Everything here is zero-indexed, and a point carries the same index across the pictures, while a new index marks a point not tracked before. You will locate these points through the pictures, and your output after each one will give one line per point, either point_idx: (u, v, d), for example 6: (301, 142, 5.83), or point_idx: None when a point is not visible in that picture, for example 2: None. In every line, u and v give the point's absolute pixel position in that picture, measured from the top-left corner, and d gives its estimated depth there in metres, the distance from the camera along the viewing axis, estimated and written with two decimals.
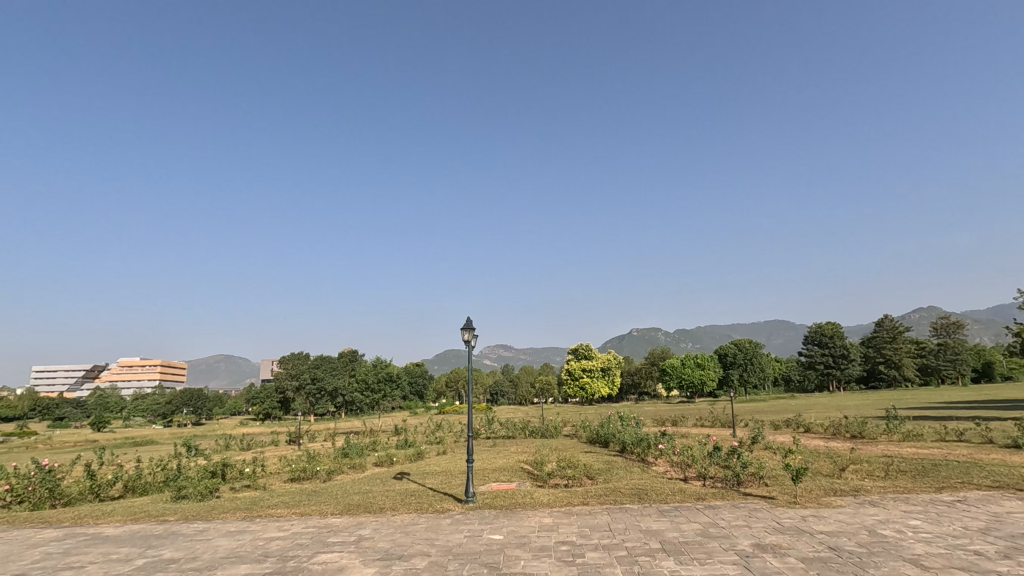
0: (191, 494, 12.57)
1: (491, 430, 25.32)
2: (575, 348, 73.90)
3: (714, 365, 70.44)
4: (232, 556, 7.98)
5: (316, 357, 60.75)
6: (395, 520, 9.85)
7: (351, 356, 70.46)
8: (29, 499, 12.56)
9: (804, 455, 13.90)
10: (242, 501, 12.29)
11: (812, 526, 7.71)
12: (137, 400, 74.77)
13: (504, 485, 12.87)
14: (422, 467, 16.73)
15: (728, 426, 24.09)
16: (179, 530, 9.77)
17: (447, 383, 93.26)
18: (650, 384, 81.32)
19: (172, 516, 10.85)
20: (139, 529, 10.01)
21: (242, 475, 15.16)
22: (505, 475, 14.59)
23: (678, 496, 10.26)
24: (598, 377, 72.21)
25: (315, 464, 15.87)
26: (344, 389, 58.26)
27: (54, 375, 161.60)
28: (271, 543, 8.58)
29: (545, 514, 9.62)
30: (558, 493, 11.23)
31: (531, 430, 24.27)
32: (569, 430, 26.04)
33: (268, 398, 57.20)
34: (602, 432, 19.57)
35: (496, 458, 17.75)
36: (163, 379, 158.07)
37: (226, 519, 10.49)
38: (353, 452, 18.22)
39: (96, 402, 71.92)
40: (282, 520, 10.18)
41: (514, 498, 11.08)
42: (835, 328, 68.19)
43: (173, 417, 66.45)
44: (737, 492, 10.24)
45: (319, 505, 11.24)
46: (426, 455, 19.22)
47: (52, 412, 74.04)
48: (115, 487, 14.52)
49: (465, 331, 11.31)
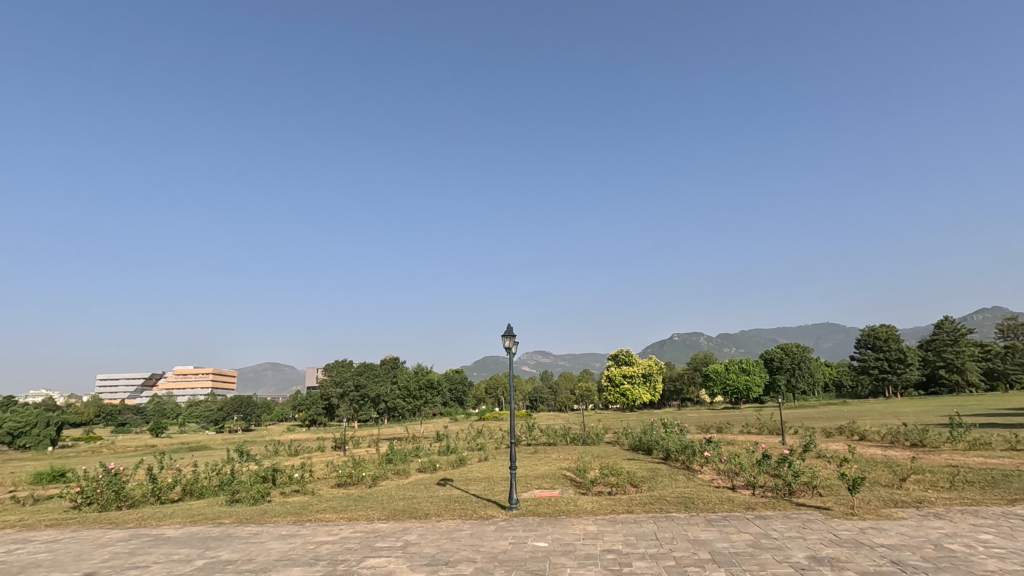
0: (244, 498, 13.07)
1: (532, 437, 25.24)
2: (615, 353, 73.19)
3: (761, 371, 68.28)
4: (285, 558, 8.24)
5: (358, 364, 62.17)
6: (440, 525, 9.95)
7: (393, 363, 71.62)
8: (97, 500, 13.26)
9: (861, 464, 13.30)
10: (293, 505, 12.67)
11: (872, 538, 7.37)
12: (191, 407, 78.08)
13: (547, 492, 12.83)
14: (464, 473, 16.84)
15: (777, 434, 23.27)
16: (234, 532, 10.17)
17: (487, 390, 93.84)
18: (693, 390, 79.50)
19: (227, 519, 11.29)
20: (198, 531, 10.45)
21: (292, 480, 15.59)
22: (548, 483, 14.53)
23: (726, 505, 10.00)
24: (638, 383, 71.06)
25: (360, 469, 16.17)
26: (386, 395, 59.12)
27: (116, 384, 170.79)
28: (321, 547, 8.80)
29: (589, 521, 9.55)
30: (602, 501, 11.10)
31: (572, 437, 24.08)
32: (610, 437, 25.68)
33: (314, 405, 58.77)
34: (645, 440, 19.23)
35: (538, 465, 17.72)
36: (216, 388, 164.49)
37: (277, 523, 10.84)
38: (397, 458, 18.52)
39: (155, 409, 75.49)
40: (331, 524, 10.45)
41: (557, 505, 10.99)
42: (889, 330, 65.68)
43: (224, 423, 69.09)
44: (788, 502, 9.91)
45: (367, 510, 11.47)
46: (468, 462, 19.31)
47: (115, 420, 78.28)
48: (175, 491, 15.17)
49: (506, 338, 11.38)
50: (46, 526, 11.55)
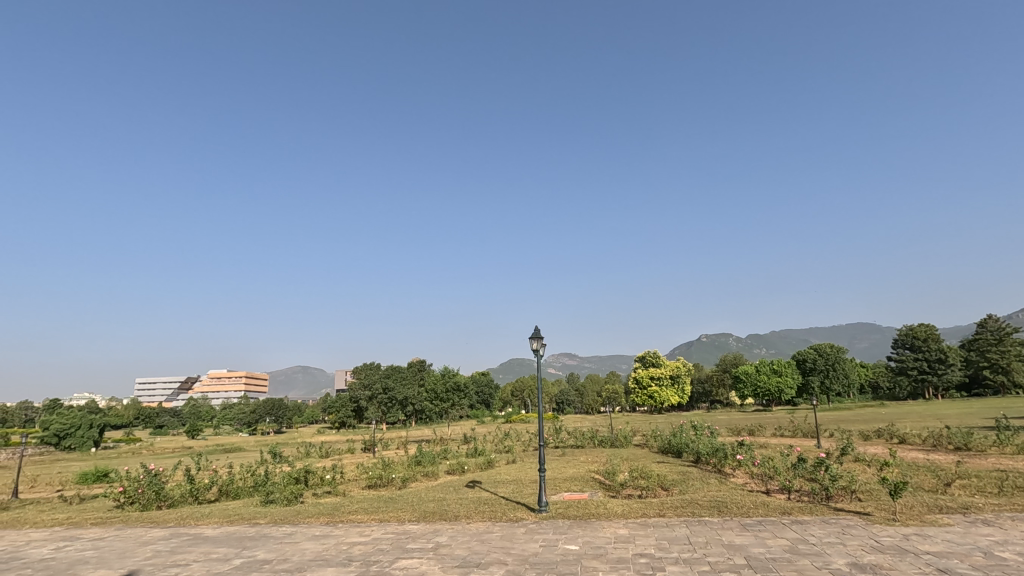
0: (278, 499, 13.34)
1: (560, 439, 25.19)
2: (643, 355, 72.49)
3: (793, 372, 66.80)
4: (319, 558, 8.37)
5: (386, 367, 62.81)
6: (470, 528, 9.98)
7: (419, 365, 72.28)
8: (139, 500, 13.70)
9: (901, 469, 12.87)
10: (325, 507, 12.86)
11: (917, 545, 7.12)
12: (226, 409, 80.14)
13: (576, 495, 12.78)
14: (493, 475, 16.90)
15: (812, 437, 22.72)
16: (269, 532, 10.38)
17: (513, 392, 94.09)
18: (722, 392, 78.23)
19: (263, 519, 11.55)
20: (235, 530, 10.71)
21: (324, 481, 15.86)
22: (576, 485, 14.45)
23: (761, 510, 9.78)
24: (666, 385, 70.16)
25: (390, 471, 16.34)
26: (414, 398, 59.57)
27: (154, 387, 176.62)
28: (354, 548, 8.91)
29: (620, 525, 9.46)
30: (632, 504, 10.98)
31: (600, 440, 23.90)
32: (639, 439, 25.42)
33: (343, 407, 59.76)
34: (674, 442, 18.96)
35: (567, 467, 17.66)
36: (249, 390, 168.39)
37: (311, 523, 11.04)
38: (425, 460, 18.69)
39: (191, 411, 77.69)
40: (363, 526, 10.57)
41: (587, 508, 10.94)
42: (929, 330, 63.59)
43: (257, 425, 70.58)
44: (826, 507, 9.64)
45: (397, 512, 11.59)
46: (496, 464, 19.37)
47: (153, 422, 80.80)
48: (212, 491, 15.56)
49: (533, 340, 11.38)
50: (91, 524, 11.99)
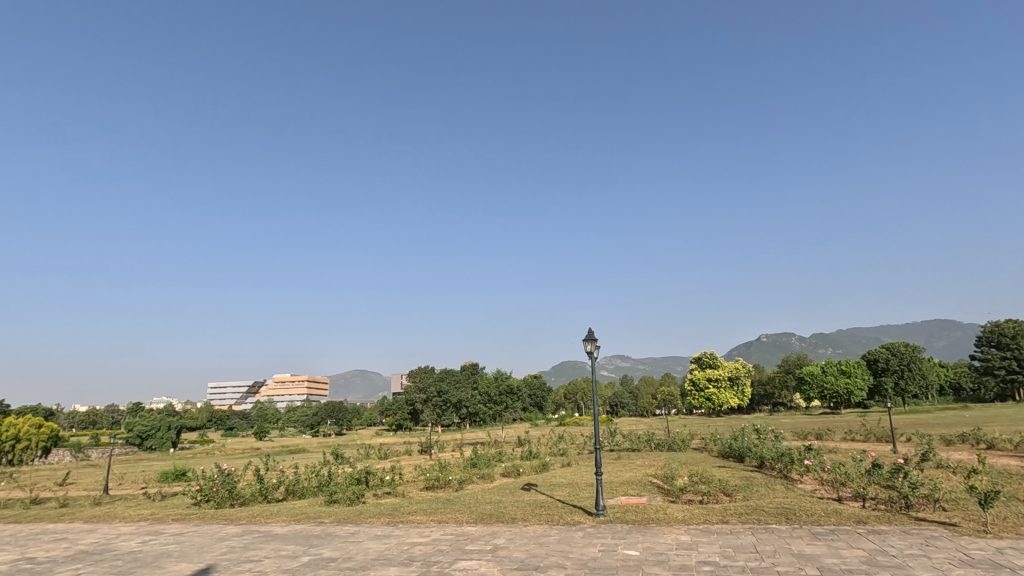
0: (341, 499, 13.80)
1: (615, 442, 24.81)
2: (698, 356, 70.56)
3: (864, 372, 63.29)
4: (382, 558, 8.59)
5: (441, 370, 63.66)
6: (528, 530, 9.98)
7: (472, 368, 73.05)
8: (214, 498, 14.49)
9: (991, 476, 11.89)
10: (385, 507, 13.22)
11: (1012, 560, 6.55)
12: (289, 412, 83.64)
13: (634, 499, 12.55)
14: (548, 478, 16.81)
15: (887, 442, 21.37)
16: (334, 531, 10.73)
17: (566, 395, 93.62)
18: (785, 394, 75.04)
19: (327, 519, 11.95)
20: (301, 529, 11.17)
21: (383, 482, 16.29)
22: (634, 489, 14.17)
23: (833, 518, 9.29)
24: (725, 387, 67.83)
25: (447, 474, 16.57)
26: (468, 401, 60.07)
27: (224, 391, 187.10)
28: (415, 548, 9.08)
29: (681, 531, 9.22)
30: (693, 510, 10.69)
31: (657, 444, 23.34)
32: (698, 443, 24.70)
33: (400, 410, 61.18)
34: (736, 446, 18.30)
35: (624, 471, 17.35)
36: (312, 394, 175.51)
37: (373, 523, 11.35)
38: (481, 463, 18.84)
39: (259, 413, 81.64)
40: (422, 526, 10.77)
41: (646, 512, 10.74)
42: (1018, 326, 58.72)
43: (320, 427, 73.25)
44: (907, 516, 9.05)
45: (455, 513, 11.75)
46: (551, 467, 19.28)
47: (224, 424, 85.33)
48: (279, 490, 16.25)
49: (587, 343, 11.27)
50: (173, 520, 12.79)
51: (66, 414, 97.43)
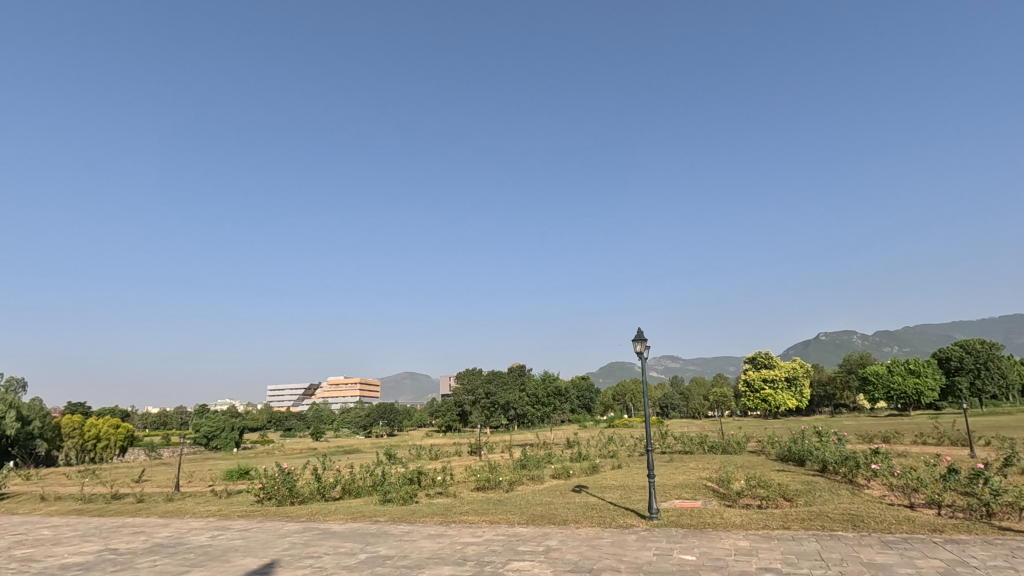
0: (395, 498, 14.11)
1: (667, 445, 24.27)
2: (752, 356, 68.16)
3: (935, 371, 59.59)
4: (435, 557, 8.70)
5: (488, 372, 64.19)
6: (580, 532, 9.90)
7: (519, 370, 73.11)
8: (276, 496, 15.08)
9: None
10: (438, 507, 13.40)
11: None
12: (343, 413, 86.16)
13: (688, 503, 12.22)
14: (599, 480, 16.62)
15: (963, 446, 20.01)
16: (390, 530, 10.99)
17: (614, 397, 92.43)
18: (848, 395, 71.54)
19: (382, 518, 12.25)
20: (358, 526, 11.51)
21: (435, 482, 16.56)
22: (688, 493, 13.82)
23: (906, 526, 8.75)
24: (782, 388, 65.23)
25: (497, 474, 16.65)
26: (516, 402, 60.19)
27: (281, 394, 195.08)
28: (468, 548, 9.18)
29: (740, 536, 8.92)
30: (751, 514, 10.33)
31: (711, 446, 22.70)
32: (754, 445, 23.87)
33: (449, 411, 61.89)
34: (795, 450, 17.57)
35: (677, 474, 16.93)
36: (364, 395, 180.63)
37: (426, 522, 11.54)
38: (531, 464, 18.84)
39: (314, 415, 84.49)
40: (475, 526, 10.88)
41: (702, 517, 10.44)
42: None
43: (372, 428, 75.29)
44: (988, 526, 8.44)
45: (507, 514, 11.81)
46: (601, 469, 19.07)
47: (283, 425, 88.79)
48: (336, 489, 16.71)
49: (636, 342, 11.10)
50: (238, 516, 13.40)
51: (140, 416, 103.91)
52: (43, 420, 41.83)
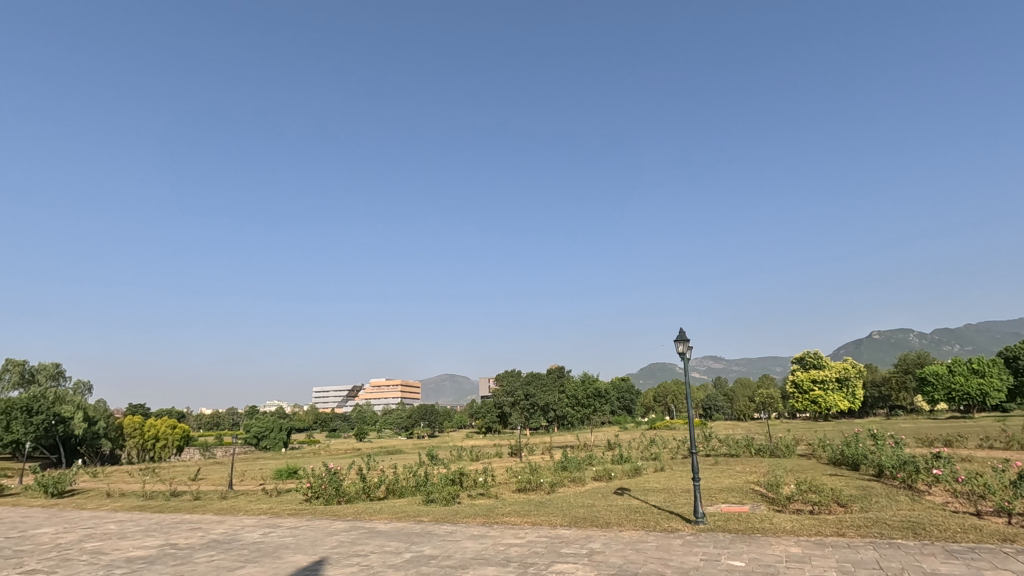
0: (438, 499, 14.28)
1: (711, 447, 23.73)
2: (801, 356, 65.93)
3: (1001, 371, 56.29)
4: (479, 557, 8.77)
5: (527, 373, 64.26)
6: (624, 536, 9.78)
7: (559, 372, 72.79)
8: (323, 495, 15.49)
9: None
10: (480, 507, 13.47)
11: None
12: (385, 415, 87.70)
13: (735, 507, 11.90)
14: (642, 483, 16.39)
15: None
16: (434, 529, 11.13)
17: (655, 398, 90.95)
18: (905, 396, 68.31)
19: (426, 518, 12.42)
20: (403, 526, 11.70)
21: (477, 483, 16.69)
22: (734, 497, 13.48)
23: (972, 535, 8.28)
24: (833, 389, 62.72)
25: (539, 476, 16.60)
26: (556, 405, 60.00)
27: (326, 394, 201.01)
28: (511, 549, 9.20)
29: (791, 543, 8.63)
30: (804, 520, 9.98)
31: (758, 449, 22.02)
32: (803, 449, 23.05)
33: (488, 412, 62.14)
34: (849, 453, 16.86)
35: (723, 477, 16.53)
36: (405, 395, 183.99)
37: (469, 523, 11.64)
38: (572, 466, 18.69)
39: (358, 416, 86.42)
40: (517, 528, 10.90)
41: (750, 522, 10.17)
42: None
43: (414, 429, 76.39)
44: None
45: (549, 516, 11.76)
46: (644, 472, 18.80)
47: (328, 425, 91.09)
48: (380, 489, 17.02)
49: (679, 343, 10.90)
50: (288, 514, 13.85)
51: (195, 416, 108.62)
52: (108, 421, 44.30)
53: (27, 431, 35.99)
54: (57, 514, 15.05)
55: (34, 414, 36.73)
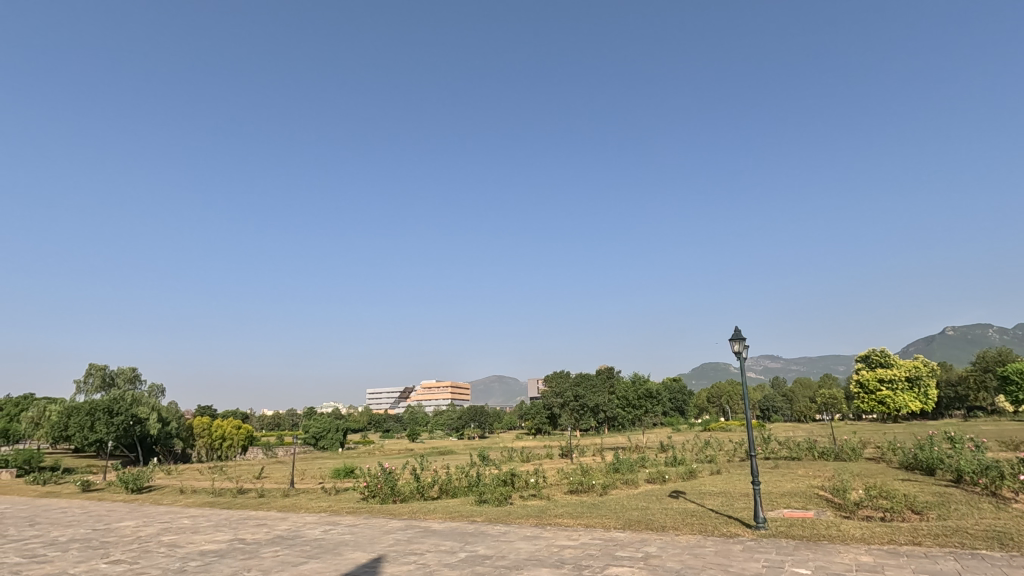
0: (490, 499, 14.38)
1: (770, 450, 22.86)
2: (866, 355, 62.62)
3: None
4: (533, 558, 8.77)
5: (576, 375, 63.84)
6: (680, 540, 9.55)
7: (608, 373, 71.90)
8: (379, 494, 15.88)
9: None
10: (532, 508, 13.48)
11: None
12: (436, 416, 89.06)
13: (799, 513, 11.37)
14: (698, 486, 15.94)
15: None
16: (487, 530, 11.22)
17: (709, 399, 88.49)
18: (983, 397, 63.72)
19: (480, 518, 12.54)
20: (457, 526, 11.86)
21: (528, 484, 16.69)
22: (797, 502, 12.90)
23: None
24: (902, 389, 59.21)
25: (590, 478, 16.43)
26: (606, 406, 59.35)
27: (378, 396, 206.49)
28: (564, 551, 9.15)
29: (861, 551, 8.19)
30: (875, 527, 9.45)
31: (821, 452, 21.04)
32: (871, 452, 21.86)
33: (538, 414, 62.03)
34: (922, 457, 15.87)
35: (784, 481, 15.85)
36: (455, 396, 186.61)
37: (522, 524, 11.65)
38: (624, 468, 18.42)
39: (410, 417, 88.19)
40: (570, 530, 10.83)
41: (816, 528, 9.72)
42: None
43: (465, 430, 77.23)
44: None
45: (602, 518, 11.62)
46: (699, 474, 18.30)
47: (381, 425, 93.46)
48: (434, 489, 17.28)
49: (734, 342, 10.57)
50: (346, 512, 14.29)
51: (258, 417, 113.70)
52: (179, 421, 47.04)
53: (109, 430, 38.72)
54: (137, 508, 16.14)
55: (115, 415, 39.44)
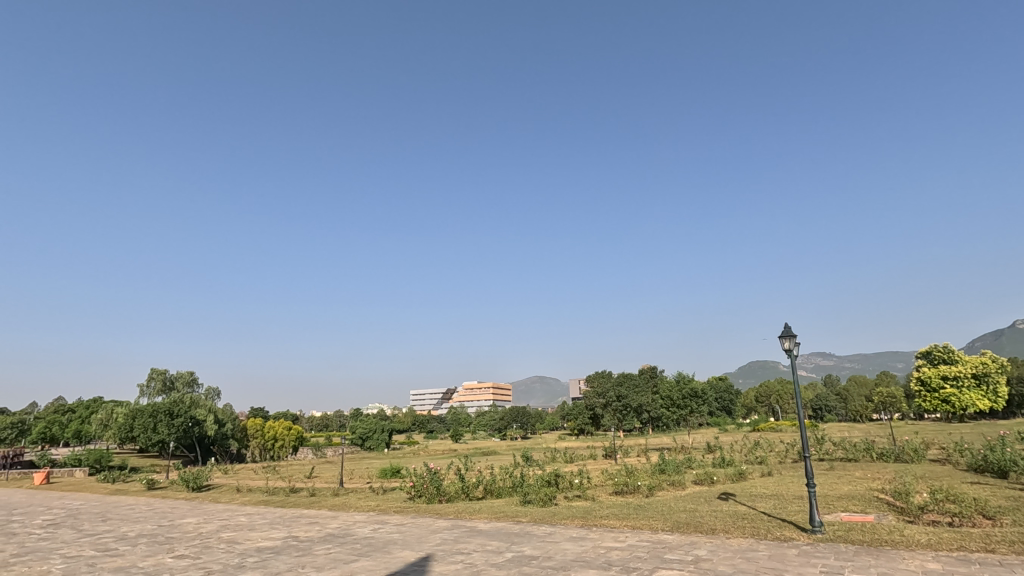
0: (534, 499, 14.38)
1: (824, 450, 22.01)
2: (927, 350, 59.44)
3: None
4: (580, 560, 8.70)
5: (618, 375, 63.13)
6: (732, 543, 9.30)
7: (651, 372, 70.71)
8: (425, 493, 16.11)
9: None
10: (577, 509, 13.41)
11: None
12: (478, 416, 89.75)
13: (858, 517, 10.89)
14: (747, 488, 15.51)
15: None
16: (533, 530, 11.23)
17: (757, 398, 85.84)
18: None
19: (525, 518, 12.56)
20: (503, 526, 11.93)
21: (572, 485, 16.59)
22: (855, 505, 12.36)
23: None
24: (968, 387, 55.90)
25: (635, 479, 16.22)
26: (649, 405, 58.46)
27: (421, 398, 209.51)
28: (611, 552, 9.05)
29: (928, 557, 7.76)
30: (943, 533, 8.93)
31: (879, 453, 20.09)
32: (934, 453, 20.75)
33: (580, 414, 61.60)
34: (992, 459, 14.94)
35: (841, 484, 15.17)
36: (497, 396, 187.74)
37: (568, 525, 11.59)
38: (671, 469, 18.08)
39: (453, 417, 89.19)
40: (617, 531, 10.71)
41: (877, 533, 9.27)
42: None
43: (507, 431, 77.52)
44: None
45: (649, 520, 11.43)
46: (749, 476, 17.76)
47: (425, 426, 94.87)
48: (479, 489, 17.39)
49: (784, 339, 10.22)
50: (394, 511, 14.59)
51: (308, 418, 117.33)
52: (234, 422, 49.03)
53: (170, 431, 40.75)
54: (198, 506, 16.92)
55: (175, 417, 41.49)
